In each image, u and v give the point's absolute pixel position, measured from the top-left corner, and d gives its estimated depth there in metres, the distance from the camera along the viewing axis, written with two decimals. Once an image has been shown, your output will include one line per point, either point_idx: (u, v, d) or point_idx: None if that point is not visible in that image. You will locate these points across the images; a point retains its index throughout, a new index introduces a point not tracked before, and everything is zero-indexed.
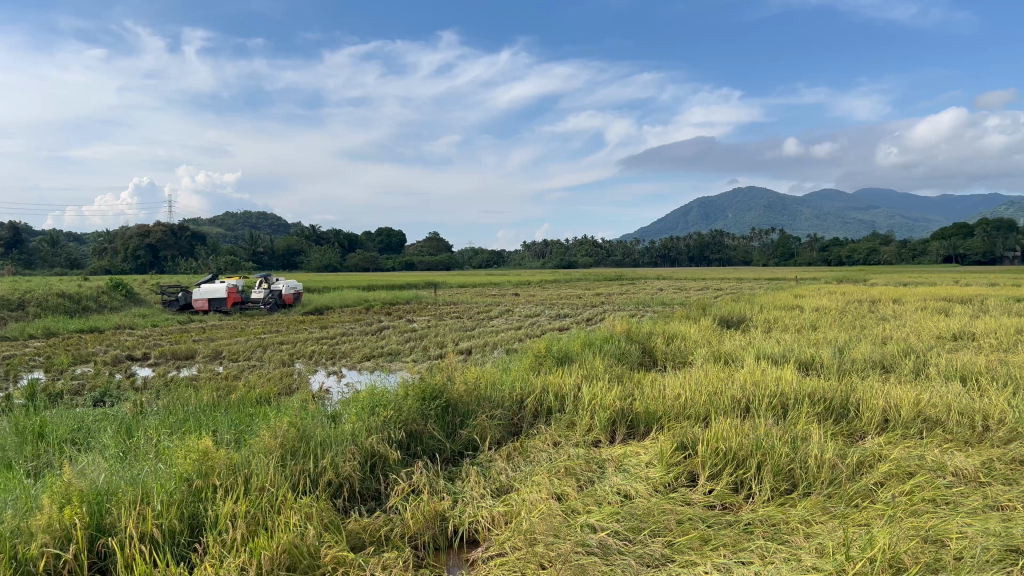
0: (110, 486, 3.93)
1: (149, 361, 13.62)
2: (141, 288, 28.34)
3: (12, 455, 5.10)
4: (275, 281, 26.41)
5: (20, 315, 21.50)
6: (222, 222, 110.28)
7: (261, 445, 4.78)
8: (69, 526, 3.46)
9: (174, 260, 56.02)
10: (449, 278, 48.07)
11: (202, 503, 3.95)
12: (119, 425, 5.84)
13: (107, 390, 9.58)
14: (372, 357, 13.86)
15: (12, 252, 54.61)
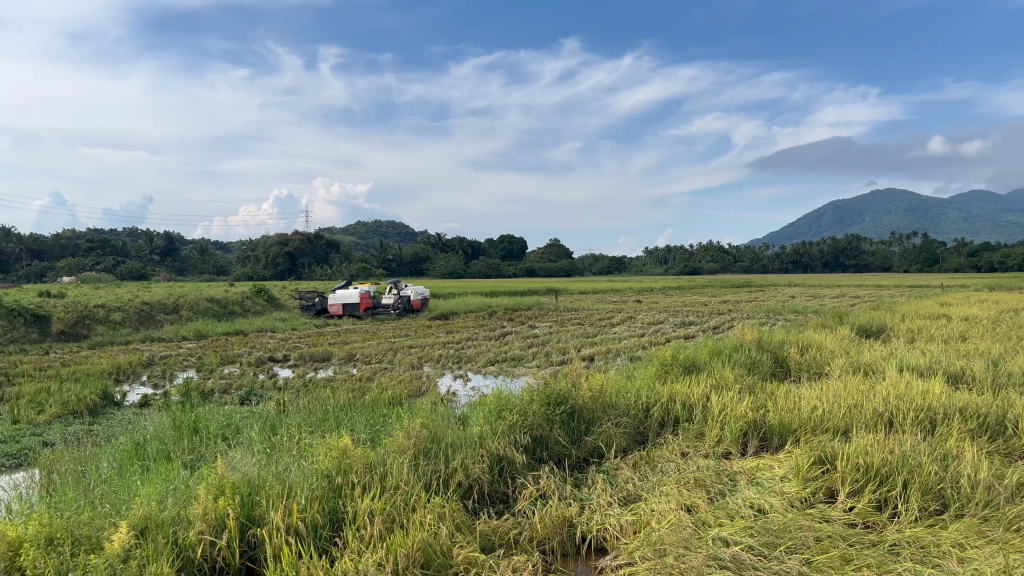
0: (259, 480, 4.18)
1: (290, 362, 14.37)
2: (281, 293, 29.94)
3: (170, 448, 5.51)
4: (403, 287, 27.24)
5: (175, 318, 23.26)
6: (354, 232, 114.86)
7: (395, 445, 4.94)
8: (223, 515, 3.70)
9: (310, 267, 58.83)
10: (573, 285, 47.95)
11: (342, 499, 4.13)
12: (264, 422, 6.20)
13: (252, 389, 10.20)
14: (497, 362, 14.05)
15: (167, 259, 58.98)
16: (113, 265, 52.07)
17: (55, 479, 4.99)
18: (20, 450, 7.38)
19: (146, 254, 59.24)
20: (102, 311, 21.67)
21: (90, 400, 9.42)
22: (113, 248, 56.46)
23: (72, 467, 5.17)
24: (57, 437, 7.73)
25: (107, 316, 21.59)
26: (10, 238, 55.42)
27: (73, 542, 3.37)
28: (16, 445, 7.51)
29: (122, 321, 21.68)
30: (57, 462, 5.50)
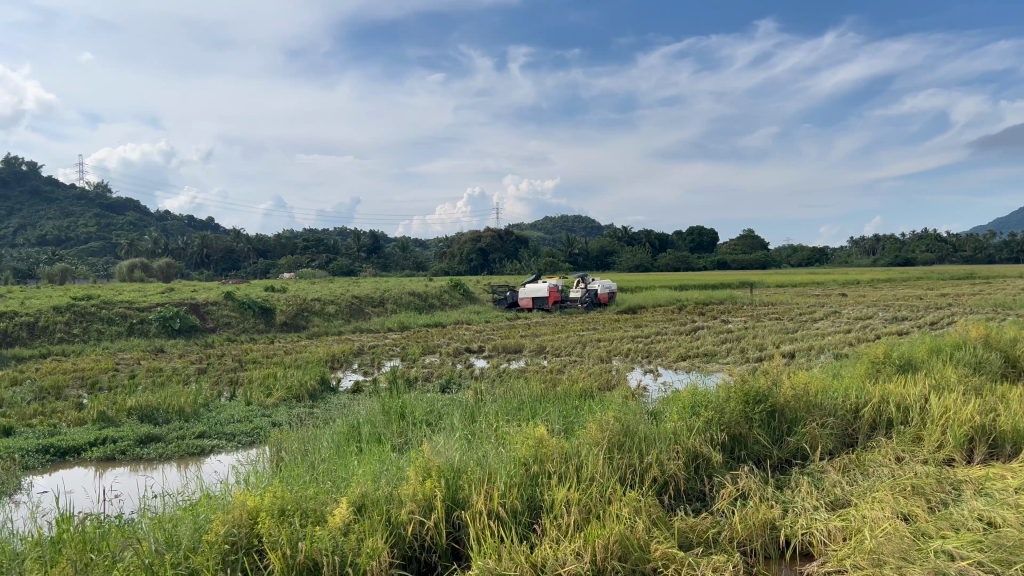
0: (462, 466, 4.36)
1: (485, 353, 14.93)
2: (475, 287, 31.11)
3: (381, 431, 5.92)
4: (592, 280, 27.36)
5: (381, 311, 24.86)
6: (542, 227, 116.86)
7: (589, 437, 4.98)
8: (430, 497, 3.91)
9: (502, 261, 60.57)
10: (769, 277, 45.76)
11: (539, 488, 4.22)
12: (465, 410, 6.49)
13: (451, 378, 10.73)
14: (688, 357, 13.78)
15: (372, 255, 63.12)
16: (326, 261, 56.36)
17: (283, 458, 5.50)
18: (253, 428, 8.24)
19: (353, 250, 63.62)
20: (318, 304, 23.62)
21: (309, 385, 10.31)
22: (325, 247, 61.22)
23: (298, 447, 5.69)
24: (284, 418, 8.55)
25: (322, 308, 23.49)
26: (239, 238, 61.71)
27: (301, 513, 3.69)
28: (250, 424, 8.40)
29: (335, 313, 23.50)
30: (285, 441, 6.07)
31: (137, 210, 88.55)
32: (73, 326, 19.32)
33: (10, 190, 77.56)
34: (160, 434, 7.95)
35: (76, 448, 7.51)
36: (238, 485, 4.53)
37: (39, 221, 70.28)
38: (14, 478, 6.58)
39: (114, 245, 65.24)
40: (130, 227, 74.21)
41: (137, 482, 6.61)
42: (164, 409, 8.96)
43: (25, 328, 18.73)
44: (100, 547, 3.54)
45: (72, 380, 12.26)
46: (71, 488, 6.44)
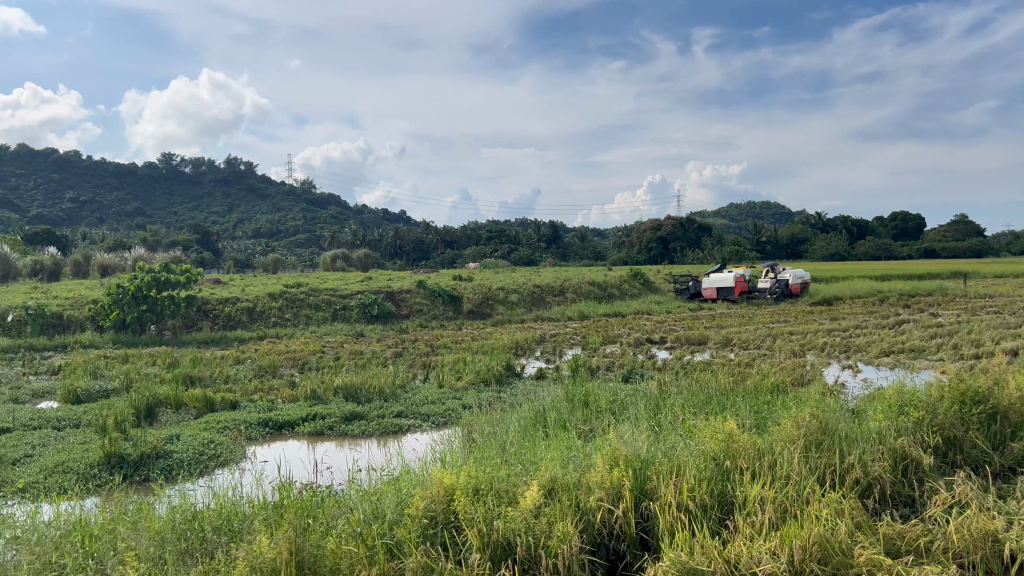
0: (649, 456, 4.34)
1: (668, 344, 14.71)
2: (657, 276, 30.63)
3: (567, 418, 6.01)
4: (782, 270, 26.09)
5: (562, 300, 25.14)
6: (726, 215, 112.86)
7: (783, 434, 4.78)
8: (618, 486, 3.92)
9: (684, 250, 59.21)
10: (987, 267, 41.40)
11: (730, 484, 4.11)
12: (650, 400, 6.42)
13: (634, 368, 10.67)
14: (891, 353, 12.81)
15: (553, 245, 63.85)
16: (508, 251, 57.71)
17: (475, 440, 5.73)
18: (445, 410, 8.63)
19: (535, 241, 64.65)
20: (502, 293, 24.29)
21: (496, 369, 10.64)
22: (508, 237, 62.61)
23: (489, 430, 5.90)
24: (473, 401, 8.90)
25: (505, 297, 24.13)
26: (428, 230, 64.65)
27: (494, 493, 3.82)
28: (442, 405, 8.82)
29: (518, 302, 24.07)
30: (475, 424, 6.33)
31: (337, 204, 95.09)
32: (285, 311, 21.13)
33: (230, 189, 85.93)
34: (362, 412, 8.53)
35: (290, 423, 8.23)
36: (433, 464, 4.78)
37: (254, 216, 77.38)
38: (241, 447, 7.34)
39: (317, 237, 70.51)
40: (331, 220, 79.92)
41: (345, 456, 7.16)
42: (366, 388, 9.61)
43: (245, 312, 20.73)
44: (317, 514, 3.87)
45: (285, 360, 13.44)
46: (287, 459, 7.08)
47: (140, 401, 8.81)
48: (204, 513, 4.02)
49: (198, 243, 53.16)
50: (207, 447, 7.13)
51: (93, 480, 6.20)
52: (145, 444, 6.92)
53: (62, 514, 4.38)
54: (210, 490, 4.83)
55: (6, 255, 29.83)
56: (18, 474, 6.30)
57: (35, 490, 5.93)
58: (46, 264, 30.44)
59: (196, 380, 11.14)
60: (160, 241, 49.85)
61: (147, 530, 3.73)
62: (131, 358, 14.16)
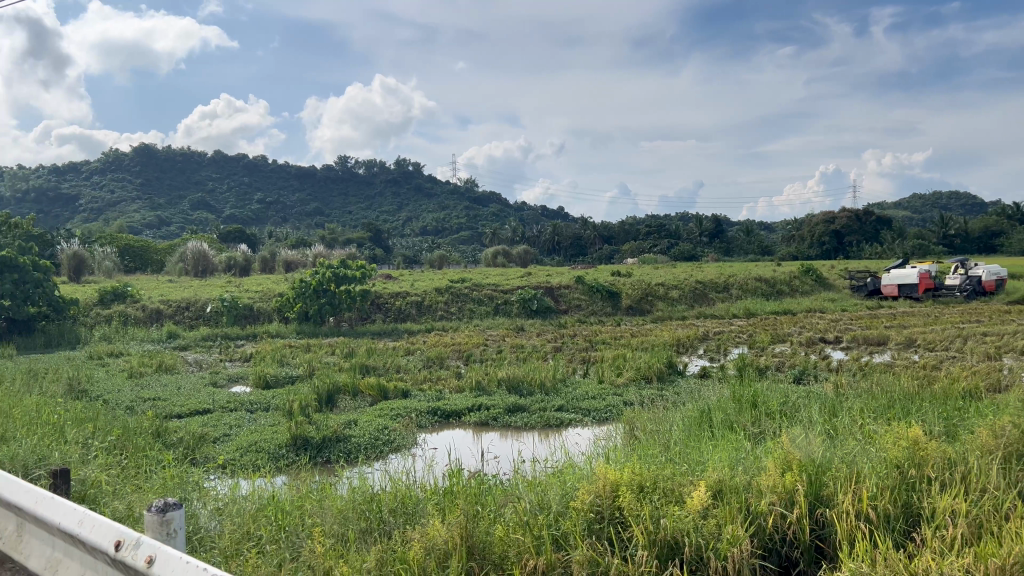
0: (825, 461, 4.13)
1: (842, 344, 13.93)
2: (829, 271, 29.01)
3: (735, 419, 5.82)
4: (974, 266, 23.95)
5: (726, 297, 24.41)
6: (908, 206, 104.83)
7: (978, 443, 4.40)
8: (791, 491, 3.78)
9: (860, 245, 55.63)
10: None
11: (917, 494, 3.84)
12: (824, 403, 6.10)
13: (806, 368, 10.20)
14: None
15: (717, 239, 61.97)
16: (669, 246, 56.63)
17: (639, 437, 5.70)
18: (607, 406, 8.64)
19: (696, 236, 63.01)
20: (662, 288, 23.91)
21: (658, 366, 10.49)
22: (669, 231, 61.39)
23: (653, 428, 5.85)
24: (635, 398, 8.83)
25: (667, 293, 23.76)
26: (587, 225, 64.66)
27: (660, 491, 3.79)
28: (604, 401, 8.82)
29: (680, 299, 23.64)
30: (638, 421, 6.29)
31: (499, 201, 97.10)
32: (450, 305, 21.89)
33: (399, 188, 89.94)
34: (525, 405, 8.70)
35: (457, 412, 8.53)
36: (596, 459, 4.80)
37: (421, 214, 80.59)
38: (412, 434, 7.70)
39: (479, 233, 72.36)
40: (493, 217, 81.73)
41: (509, 447, 7.34)
42: (528, 381, 9.78)
43: (414, 305, 21.67)
44: (486, 501, 4.00)
45: (452, 352, 13.92)
46: (456, 447, 7.35)
47: (322, 387, 9.47)
48: (380, 495, 4.26)
49: (370, 240, 56.08)
50: (381, 433, 7.55)
51: (282, 460, 6.73)
52: (327, 428, 7.41)
53: (258, 489, 4.80)
54: (386, 473, 5.12)
55: (205, 252, 32.89)
56: (218, 451, 6.94)
57: (233, 466, 6.51)
58: (238, 260, 33.24)
59: (370, 369, 11.80)
60: (336, 238, 53.17)
61: (332, 509, 4.01)
62: (311, 348, 15.19)
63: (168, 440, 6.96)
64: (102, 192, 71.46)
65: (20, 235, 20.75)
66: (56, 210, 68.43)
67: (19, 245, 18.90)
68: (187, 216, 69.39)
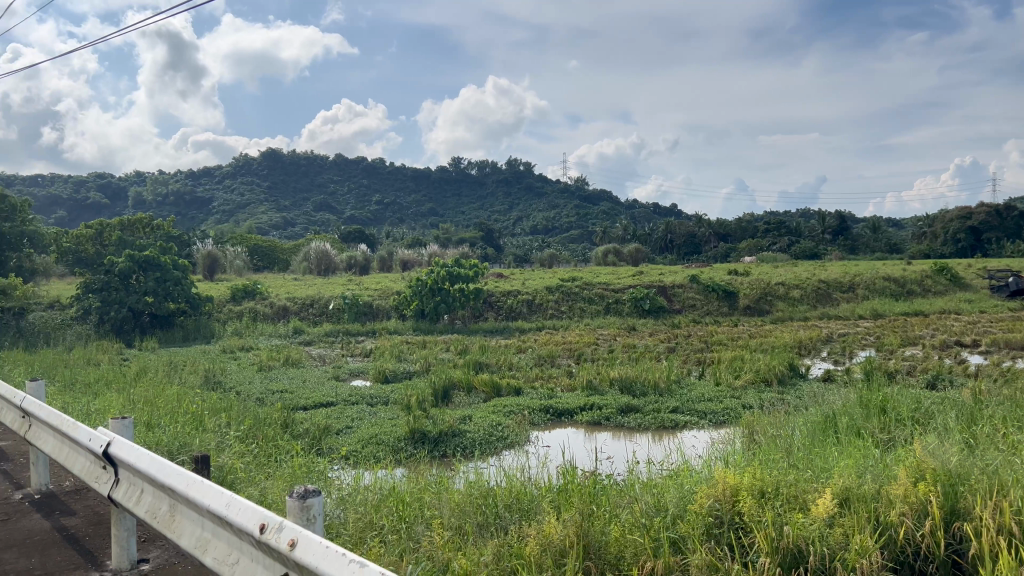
0: (962, 472, 3.88)
1: (980, 348, 13.06)
2: (966, 270, 27.24)
3: (863, 425, 5.56)
4: None
5: (851, 297, 23.34)
6: None
7: None
8: (924, 501, 3.57)
9: (1000, 244, 51.90)
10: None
11: None
12: (961, 411, 5.72)
13: (939, 373, 9.63)
14: None
15: (840, 237, 59.27)
16: (788, 244, 54.59)
17: (759, 442, 5.54)
18: (723, 408, 8.45)
19: (818, 233, 60.47)
20: (782, 288, 23.12)
21: (779, 369, 10.15)
22: (788, 229, 59.20)
23: (774, 432, 5.68)
24: (754, 402, 8.58)
25: (786, 293, 22.96)
26: (702, 223, 63.27)
27: (782, 498, 3.67)
28: (721, 404, 8.63)
29: (800, 299, 22.80)
30: (757, 425, 6.13)
31: (611, 200, 96.33)
32: (561, 304, 21.93)
33: (511, 188, 90.76)
34: (638, 406, 8.61)
35: (569, 411, 8.55)
36: (714, 463, 4.70)
37: (532, 213, 81.03)
38: (525, 431, 7.78)
39: (590, 231, 72.06)
40: (604, 215, 81.22)
41: (623, 447, 7.30)
42: (641, 382, 9.67)
43: (525, 304, 21.84)
44: (601, 501, 3.99)
45: (564, 350, 13.95)
46: (569, 446, 7.37)
47: (438, 383, 9.69)
48: (495, 490, 4.32)
49: (482, 240, 56.88)
50: (496, 429, 7.66)
51: (400, 453, 6.94)
52: (443, 423, 7.59)
53: (379, 479, 4.97)
54: (501, 469, 5.19)
55: (327, 251, 34.29)
56: (341, 442, 7.23)
57: (355, 457, 6.77)
58: (357, 259, 34.43)
59: (483, 366, 11.99)
60: (450, 238, 54.23)
61: (450, 502, 4.10)
62: (427, 344, 15.57)
63: (296, 430, 7.31)
64: (233, 196, 75.63)
65: (161, 236, 22.25)
66: (192, 213, 72.92)
67: (160, 245, 20.26)
68: (309, 217, 72.49)
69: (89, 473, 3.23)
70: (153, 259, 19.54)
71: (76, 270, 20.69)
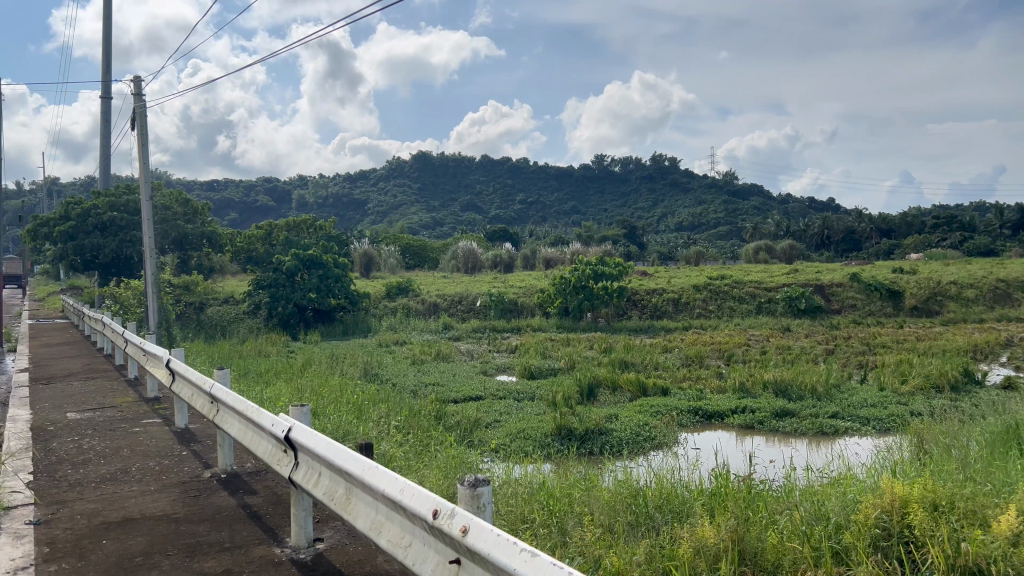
0: None
1: None
2: None
3: None
4: None
5: None
6: None
7: None
8: None
9: None
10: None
11: None
12: None
13: None
14: None
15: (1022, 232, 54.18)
16: (961, 239, 50.48)
17: (930, 452, 5.19)
18: (887, 415, 7.96)
19: (996, 228, 55.56)
20: (953, 288, 21.45)
21: (952, 375, 9.44)
22: (960, 222, 54.69)
23: (946, 442, 5.31)
24: (923, 409, 8.03)
25: (959, 293, 21.29)
26: (863, 218, 59.69)
27: (958, 512, 3.43)
28: (885, 410, 8.13)
29: (976, 299, 21.07)
30: (928, 434, 5.72)
31: (762, 194, 92.73)
32: (710, 303, 21.41)
33: (656, 184, 89.34)
34: (794, 410, 8.28)
35: (720, 413, 8.34)
36: (879, 472, 4.45)
37: (678, 210, 79.39)
38: (674, 432, 7.66)
39: (740, 228, 69.76)
40: (755, 211, 78.37)
41: (777, 453, 7.04)
42: (797, 386, 9.29)
43: (672, 303, 21.49)
44: (758, 507, 3.88)
45: (713, 351, 13.63)
46: (720, 449, 7.20)
47: (584, 381, 9.71)
48: (645, 490, 4.29)
49: (627, 238, 56.43)
50: (643, 429, 7.59)
51: (549, 449, 7.02)
52: (589, 420, 7.62)
53: (528, 474, 5.05)
54: (651, 468, 5.14)
55: (474, 250, 35.18)
56: (491, 435, 7.41)
57: (505, 451, 6.92)
58: (503, 258, 35.04)
59: (629, 365, 11.90)
60: (594, 236, 54.15)
61: (601, 499, 4.12)
62: (572, 342, 15.63)
63: (448, 422, 7.57)
64: (387, 198, 79.02)
65: (322, 235, 23.59)
66: (349, 214, 76.85)
67: (323, 245, 21.50)
68: (457, 217, 74.56)
69: (271, 455, 3.48)
70: (316, 258, 20.79)
71: (248, 267, 22.34)
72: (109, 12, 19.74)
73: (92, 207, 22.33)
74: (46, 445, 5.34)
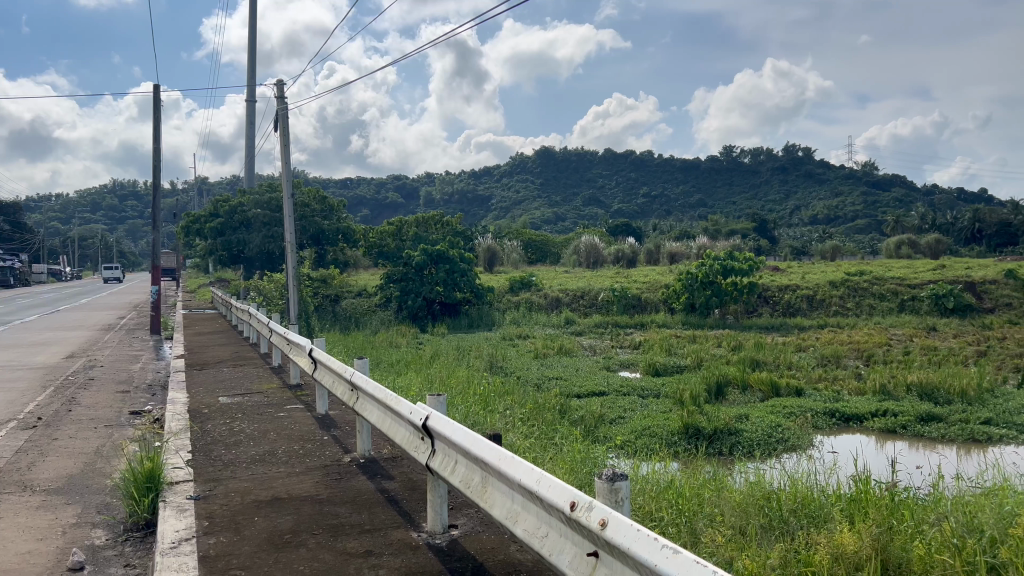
0: None
1: None
2: None
3: None
4: None
5: None
6: None
7: None
8: None
9: None
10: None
11: None
12: None
13: None
14: None
15: None
16: None
17: None
18: None
19: None
20: None
21: None
22: None
23: None
24: None
25: None
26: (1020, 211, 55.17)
27: None
28: None
29: None
30: None
31: (906, 185, 87.37)
32: (847, 300, 20.44)
33: (788, 175, 85.95)
34: (941, 414, 7.79)
35: (859, 416, 7.96)
36: None
37: (811, 202, 75.99)
38: (808, 434, 7.39)
39: (880, 222, 66.04)
40: (896, 203, 74.01)
41: (921, 459, 6.66)
42: (945, 389, 8.73)
43: (805, 299, 20.66)
44: (904, 516, 3.67)
45: (851, 350, 12.97)
46: (856, 453, 6.88)
47: (712, 379, 9.50)
48: (778, 493, 4.17)
49: (757, 232, 54.60)
50: (775, 431, 7.37)
51: (675, 447, 6.92)
52: (718, 420, 7.45)
53: (657, 472, 5.01)
54: (784, 471, 4.99)
55: (596, 246, 35.10)
56: (615, 432, 7.37)
57: (631, 447, 6.87)
58: (626, 253, 34.67)
59: (760, 364, 11.51)
60: (722, 230, 52.73)
61: (732, 501, 4.03)
62: (698, 339, 15.30)
63: (573, 417, 7.59)
64: (510, 193, 79.92)
65: (449, 231, 24.14)
66: (474, 210, 78.23)
67: (450, 241, 22.01)
68: (580, 211, 74.42)
69: (408, 441, 3.61)
70: (444, 253, 21.31)
71: (379, 261, 23.17)
72: (253, 19, 20.96)
73: (238, 205, 23.80)
74: (202, 427, 5.76)
